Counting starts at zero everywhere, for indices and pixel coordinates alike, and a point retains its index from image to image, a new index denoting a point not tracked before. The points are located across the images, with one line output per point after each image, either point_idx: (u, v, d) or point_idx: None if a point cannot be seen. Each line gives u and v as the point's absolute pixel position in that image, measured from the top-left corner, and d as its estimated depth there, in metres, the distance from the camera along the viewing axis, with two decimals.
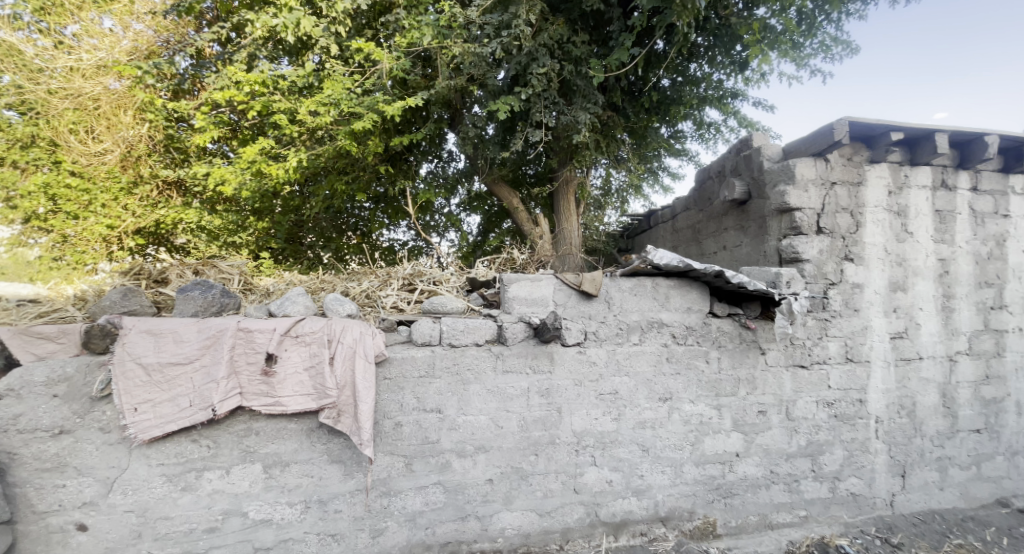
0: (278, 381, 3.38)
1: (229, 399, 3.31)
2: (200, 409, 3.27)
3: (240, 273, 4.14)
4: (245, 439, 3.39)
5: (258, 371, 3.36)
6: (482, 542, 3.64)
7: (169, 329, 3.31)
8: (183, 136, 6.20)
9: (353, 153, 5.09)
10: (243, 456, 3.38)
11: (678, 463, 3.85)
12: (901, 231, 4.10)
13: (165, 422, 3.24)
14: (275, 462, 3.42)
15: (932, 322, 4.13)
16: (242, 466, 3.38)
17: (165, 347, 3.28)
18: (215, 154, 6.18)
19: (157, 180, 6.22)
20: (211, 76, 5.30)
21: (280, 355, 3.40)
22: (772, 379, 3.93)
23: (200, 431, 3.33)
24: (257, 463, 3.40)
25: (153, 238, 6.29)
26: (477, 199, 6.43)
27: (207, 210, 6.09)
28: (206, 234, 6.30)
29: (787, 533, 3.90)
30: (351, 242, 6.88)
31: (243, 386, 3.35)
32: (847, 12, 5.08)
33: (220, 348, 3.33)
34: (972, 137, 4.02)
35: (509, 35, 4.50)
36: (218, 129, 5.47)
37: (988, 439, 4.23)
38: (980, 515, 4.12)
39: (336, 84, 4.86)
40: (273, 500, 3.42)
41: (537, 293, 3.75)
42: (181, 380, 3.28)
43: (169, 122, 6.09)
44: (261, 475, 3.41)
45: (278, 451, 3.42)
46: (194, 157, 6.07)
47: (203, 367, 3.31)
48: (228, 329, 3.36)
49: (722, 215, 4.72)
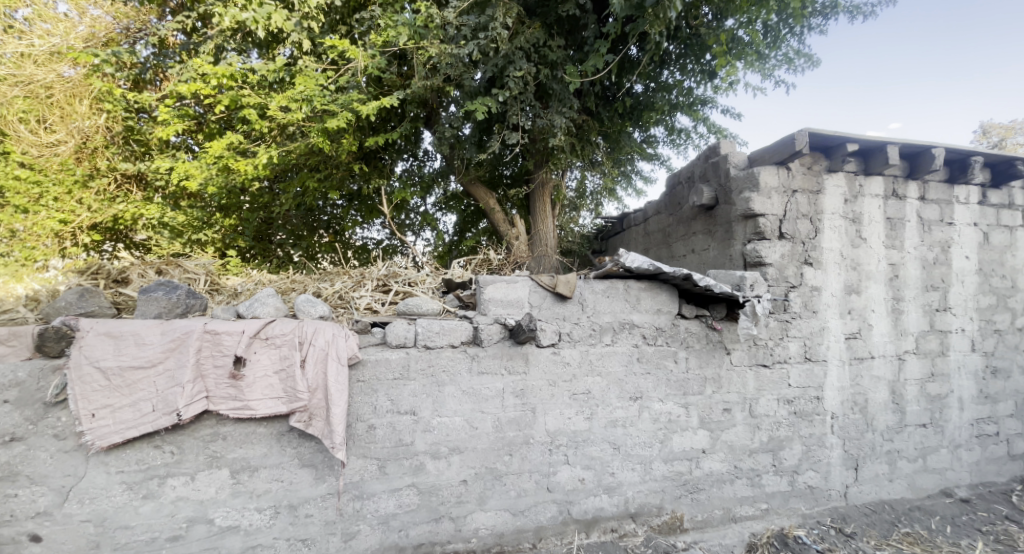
0: (246, 385, 3.30)
1: (195, 403, 3.21)
2: (164, 414, 3.17)
3: (206, 273, 4.01)
4: (212, 444, 3.30)
5: (225, 374, 3.27)
6: (456, 543, 3.66)
7: (130, 332, 3.19)
8: (144, 128, 5.86)
9: (326, 151, 5.00)
10: (210, 461, 3.30)
11: (647, 460, 3.97)
12: (856, 237, 4.34)
13: (126, 428, 3.13)
14: (243, 467, 3.35)
15: (883, 323, 4.37)
16: (208, 472, 3.29)
17: (126, 351, 3.16)
18: (179, 148, 5.94)
19: (116, 173, 5.90)
20: (175, 67, 5.06)
21: (249, 358, 3.32)
22: (736, 378, 4.10)
23: (163, 436, 3.23)
24: (225, 468, 3.32)
25: (111, 234, 5.96)
26: (453, 198, 6.43)
27: (171, 206, 5.89)
28: (168, 231, 5.97)
29: (749, 526, 4.08)
30: (322, 241, 6.80)
31: (210, 389, 3.27)
32: (809, 26, 5.32)
33: (185, 351, 3.23)
34: (921, 150, 4.28)
35: (486, 37, 4.52)
36: (182, 122, 5.29)
37: (934, 433, 4.49)
38: (925, 504, 4.38)
39: (309, 80, 4.74)
40: (241, 506, 3.35)
41: (512, 295, 3.79)
42: (143, 385, 3.17)
43: (129, 114, 5.73)
44: (228, 481, 3.32)
45: (246, 456, 3.35)
46: (156, 151, 5.81)
47: (167, 370, 3.21)
48: (194, 332, 3.26)
49: (691, 220, 4.88)
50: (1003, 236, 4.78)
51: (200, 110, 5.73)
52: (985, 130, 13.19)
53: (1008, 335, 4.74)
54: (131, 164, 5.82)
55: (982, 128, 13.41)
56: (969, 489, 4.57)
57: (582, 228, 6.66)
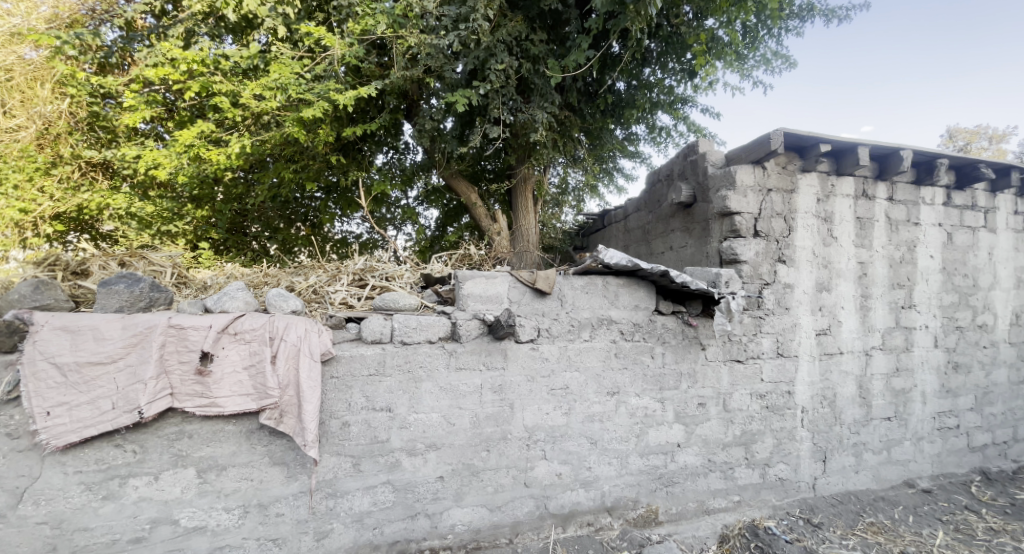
0: (214, 382, 3.20)
1: (159, 400, 3.11)
2: (125, 412, 3.05)
3: (173, 265, 3.85)
4: (177, 443, 3.19)
5: (191, 370, 3.16)
6: (432, 539, 3.63)
7: (88, 326, 3.05)
8: (110, 115, 5.61)
9: (302, 141, 4.88)
10: (175, 460, 3.19)
11: (624, 454, 4.00)
12: (827, 236, 4.45)
13: (83, 426, 3.00)
14: (211, 466, 3.25)
15: (851, 320, 4.51)
16: (173, 471, 3.19)
17: (84, 346, 3.02)
18: (148, 135, 5.77)
19: (80, 161, 5.61)
20: (142, 50, 4.87)
21: (217, 353, 3.22)
22: (711, 373, 4.17)
23: (124, 435, 3.11)
24: (191, 467, 3.22)
25: (75, 224, 5.69)
26: (435, 192, 6.30)
27: (139, 196, 5.67)
28: (136, 222, 5.67)
29: (722, 518, 4.16)
30: (300, 235, 6.59)
31: (175, 386, 3.16)
32: (786, 28, 5.43)
33: (148, 347, 3.10)
34: (890, 152, 4.41)
35: (467, 28, 4.46)
36: (150, 108, 5.10)
37: (898, 426, 4.65)
38: (889, 495, 4.54)
39: (284, 68, 4.61)
40: (208, 506, 3.25)
41: (491, 290, 3.77)
42: (102, 381, 3.04)
43: (94, 99, 5.46)
44: (194, 480, 3.22)
45: (213, 454, 3.25)
46: (123, 139, 5.65)
47: (128, 367, 3.08)
48: (158, 327, 3.14)
49: (669, 217, 4.93)
50: (966, 236, 4.96)
51: (170, 96, 5.52)
52: (951, 134, 13.75)
53: (969, 331, 4.93)
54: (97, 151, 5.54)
55: (948, 132, 13.95)
56: (930, 480, 4.75)
57: (564, 224, 6.78)
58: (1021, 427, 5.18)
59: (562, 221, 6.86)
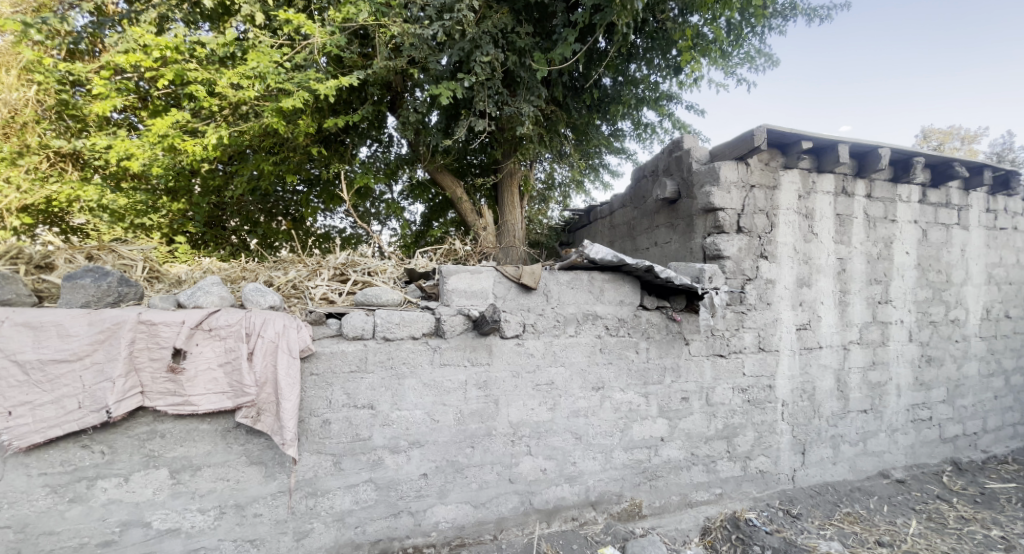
0: (187, 379, 3.10)
1: (128, 399, 2.99)
2: (92, 412, 2.94)
3: (144, 259, 3.71)
4: (148, 443, 3.09)
5: (162, 368, 3.06)
6: (415, 537, 3.58)
7: (51, 322, 2.92)
8: (80, 103, 5.31)
9: (282, 133, 4.75)
10: (146, 461, 3.09)
11: (608, 449, 4.01)
12: (808, 232, 4.52)
13: (47, 426, 2.89)
14: (184, 466, 3.15)
15: (830, 315, 4.59)
16: (145, 472, 3.09)
17: (48, 342, 2.90)
18: (120, 125, 5.52)
19: (48, 151, 5.34)
20: (113, 36, 4.66)
21: (190, 350, 3.11)
22: (694, 367, 4.20)
23: (91, 435, 3.00)
24: (163, 468, 3.12)
25: (43, 217, 5.32)
26: (420, 186, 6.21)
27: (112, 187, 5.41)
28: (109, 215, 5.40)
29: (704, 510, 4.21)
30: (281, 228, 6.47)
31: (146, 384, 3.05)
32: (770, 27, 5.50)
33: (116, 343, 2.98)
34: (868, 149, 4.50)
35: (452, 18, 4.39)
36: (122, 96, 4.92)
37: (873, 418, 4.76)
38: (864, 485, 4.65)
39: (263, 56, 4.44)
40: (182, 508, 3.16)
41: (476, 285, 3.73)
42: (68, 379, 2.92)
43: (63, 86, 5.20)
44: (167, 481, 3.13)
45: (187, 454, 3.15)
46: (94, 128, 5.36)
47: (95, 364, 2.96)
48: (127, 323, 3.02)
49: (654, 213, 4.96)
50: (940, 233, 5.10)
51: (144, 85, 5.31)
52: (924, 134, 14.21)
53: (942, 326, 5.08)
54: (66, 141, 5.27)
55: (921, 133, 14.38)
56: (904, 470, 4.88)
57: (550, 221, 6.81)
58: (989, 418, 5.36)
59: (549, 217, 6.86)
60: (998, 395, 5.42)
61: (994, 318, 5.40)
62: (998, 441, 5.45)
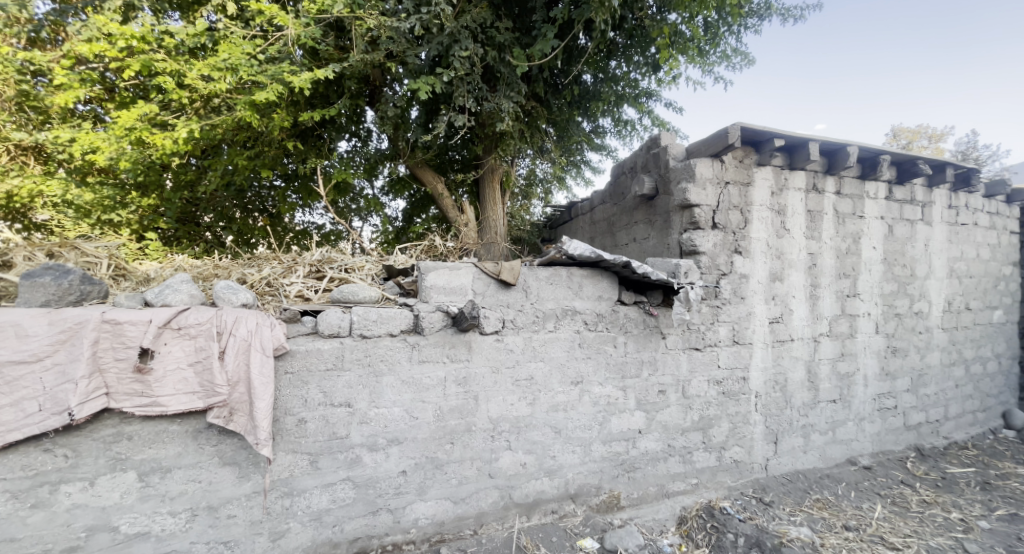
0: (155, 379, 3.01)
1: (93, 401, 2.90)
2: (54, 414, 2.83)
3: (110, 256, 3.57)
4: (115, 445, 3.00)
5: (129, 368, 2.96)
6: (395, 534, 3.56)
7: (9, 322, 2.80)
8: (42, 94, 5.07)
9: (255, 126, 4.64)
10: (113, 464, 3.00)
11: (587, 442, 4.06)
12: (781, 228, 4.63)
13: (6, 430, 2.77)
14: (153, 469, 3.07)
15: (801, 307, 4.72)
16: (111, 475, 3.00)
17: (5, 343, 2.78)
18: (86, 117, 5.33)
19: (9, 144, 5.08)
20: (76, 24, 4.47)
21: (158, 350, 3.02)
22: (671, 361, 4.27)
23: (54, 438, 2.90)
24: (131, 471, 3.03)
25: (6, 212, 5.19)
26: (400, 182, 6.21)
27: (77, 181, 5.25)
28: (73, 211, 5.20)
29: (680, 500, 4.30)
30: (257, 225, 6.30)
31: (111, 385, 2.96)
32: (745, 26, 5.59)
33: (79, 343, 2.88)
34: (838, 147, 4.63)
35: (429, 12, 4.39)
36: (86, 87, 4.70)
37: (842, 407, 4.92)
38: (833, 472, 4.81)
39: (234, 48, 4.33)
40: (151, 511, 3.08)
41: (455, 282, 3.71)
42: (27, 382, 2.80)
43: (23, 76, 4.91)
44: (135, 484, 3.04)
45: (156, 456, 3.07)
46: (57, 120, 5.16)
47: (57, 365, 2.85)
48: (90, 322, 2.92)
49: (633, 209, 5.01)
50: (905, 228, 5.29)
51: (110, 76, 5.11)
52: (894, 133, 14.65)
53: (906, 318, 5.28)
54: (27, 133, 5.01)
55: (891, 132, 14.87)
56: (870, 457, 5.07)
57: (533, 217, 6.77)
58: (950, 406, 5.60)
59: (531, 213, 6.82)
60: (958, 384, 5.66)
61: (955, 311, 5.64)
62: (958, 428, 5.69)
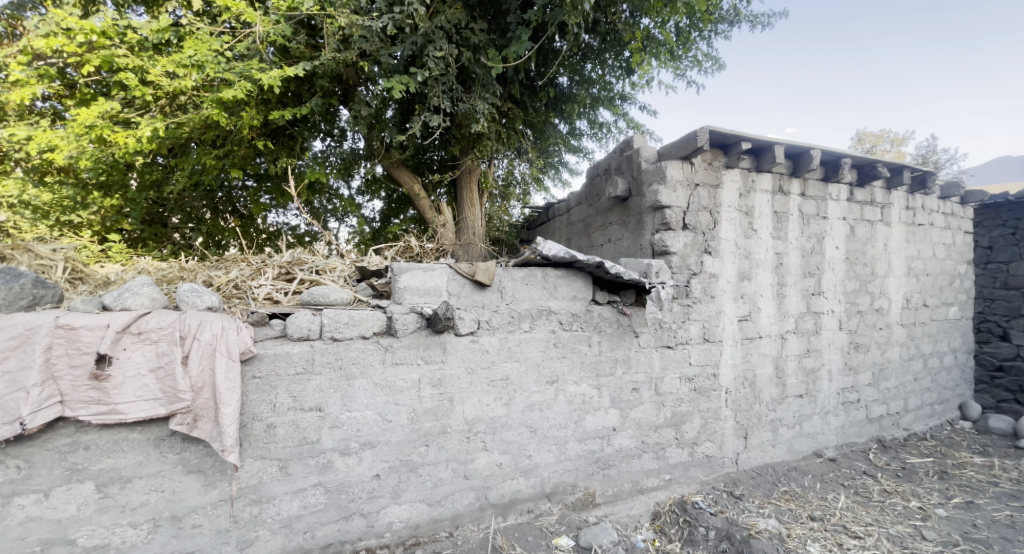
0: (113, 386, 2.90)
1: (46, 409, 2.77)
2: (4, 425, 2.70)
3: (66, 259, 3.41)
4: (71, 455, 2.88)
5: (85, 375, 2.84)
6: (368, 539, 3.51)
7: None
8: None
9: (223, 125, 4.51)
10: (69, 475, 2.88)
11: (563, 441, 4.08)
12: (748, 228, 4.76)
13: None
14: (112, 479, 2.95)
15: (769, 306, 4.86)
16: (67, 487, 2.88)
17: None
18: (44, 114, 5.08)
19: None
20: (32, 17, 4.25)
21: (116, 355, 2.90)
22: (644, 359, 4.33)
23: (5, 449, 2.77)
24: (89, 482, 2.91)
25: None
26: (376, 182, 6.14)
27: (34, 181, 5.02)
28: (30, 211, 5.09)
29: (654, 495, 4.36)
30: (228, 226, 6.04)
31: (66, 393, 2.83)
32: (716, 32, 5.72)
33: (31, 350, 2.75)
34: (802, 151, 4.79)
35: (402, 12, 4.36)
36: (43, 84, 4.47)
37: (808, 402, 5.09)
38: (800, 465, 4.97)
39: (200, 44, 4.21)
40: (110, 523, 2.96)
41: (429, 283, 3.68)
42: None
43: None
44: (93, 496, 2.93)
45: (116, 466, 2.96)
46: (13, 117, 4.90)
47: (7, 373, 2.72)
48: (42, 327, 2.78)
49: (607, 211, 5.07)
50: (866, 229, 5.50)
51: (69, 71, 4.88)
52: (858, 137, 15.24)
53: (867, 315, 5.49)
54: None
55: (856, 135, 15.44)
56: (835, 449, 5.25)
57: (511, 218, 6.73)
58: (909, 399, 5.85)
59: (510, 214, 6.80)
60: (916, 378, 5.92)
61: (912, 307, 5.89)
62: (917, 419, 5.94)
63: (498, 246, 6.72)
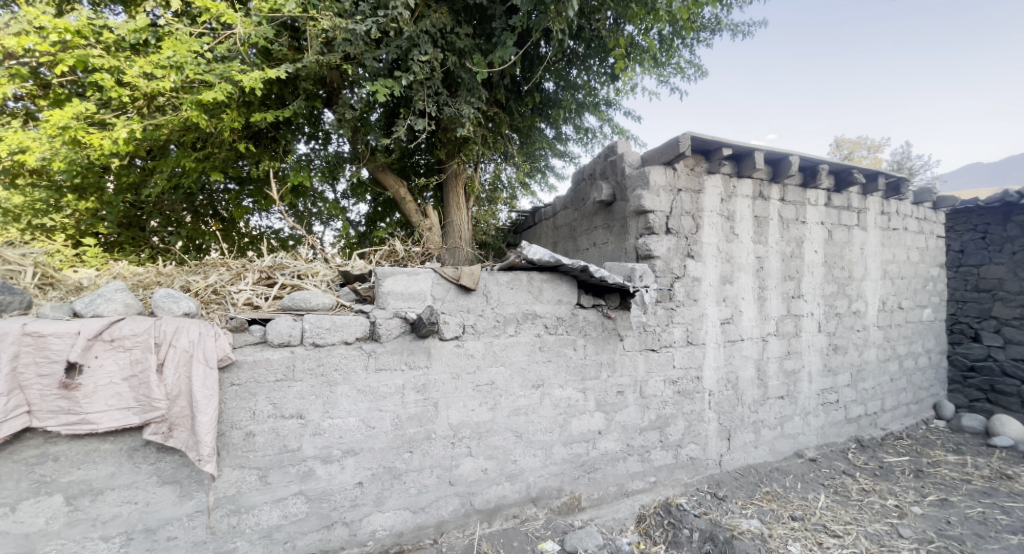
0: (83, 395, 2.80)
1: (12, 420, 2.67)
2: None
3: (36, 264, 3.29)
4: (39, 467, 2.79)
5: (54, 384, 2.75)
6: (350, 548, 3.45)
7: None
8: None
9: (202, 127, 4.41)
10: (36, 488, 2.78)
11: (548, 445, 4.07)
12: (730, 233, 4.83)
13: None
14: (83, 491, 2.85)
15: (750, 308, 4.93)
16: (35, 500, 2.79)
17: None
18: (16, 115, 4.92)
19: None
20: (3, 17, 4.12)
21: (88, 363, 2.80)
22: (628, 362, 4.36)
23: None
24: (58, 494, 2.82)
25: None
26: (361, 186, 6.10)
27: (4, 184, 4.87)
28: None
29: (639, 498, 4.38)
30: (208, 229, 5.95)
31: (33, 403, 2.73)
32: (698, 39, 5.81)
33: None
34: (781, 157, 4.89)
35: (386, 16, 4.35)
36: (14, 84, 4.33)
37: (788, 403, 5.17)
38: (781, 465, 5.05)
39: (180, 45, 4.08)
40: (81, 537, 2.86)
41: (413, 287, 3.65)
42: None
43: None
44: (63, 509, 2.83)
45: (87, 477, 2.86)
46: None
47: None
48: (9, 335, 2.69)
49: (592, 215, 5.10)
50: (843, 233, 5.63)
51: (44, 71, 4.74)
52: (836, 144, 15.61)
53: (845, 317, 5.61)
54: None
55: (833, 142, 15.83)
56: (815, 449, 5.35)
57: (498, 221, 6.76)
58: (885, 399, 5.99)
59: (497, 218, 6.80)
60: (892, 378, 6.07)
61: (888, 309, 6.04)
62: (893, 419, 6.09)
63: (485, 250, 6.68)
